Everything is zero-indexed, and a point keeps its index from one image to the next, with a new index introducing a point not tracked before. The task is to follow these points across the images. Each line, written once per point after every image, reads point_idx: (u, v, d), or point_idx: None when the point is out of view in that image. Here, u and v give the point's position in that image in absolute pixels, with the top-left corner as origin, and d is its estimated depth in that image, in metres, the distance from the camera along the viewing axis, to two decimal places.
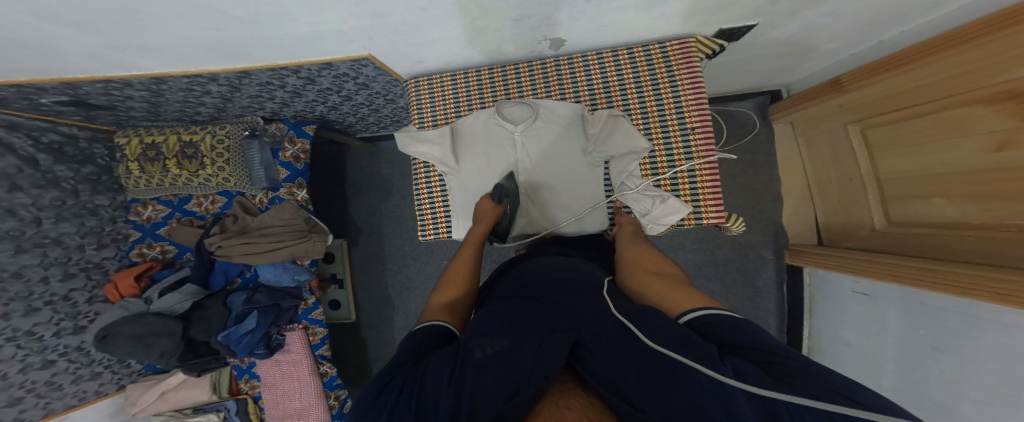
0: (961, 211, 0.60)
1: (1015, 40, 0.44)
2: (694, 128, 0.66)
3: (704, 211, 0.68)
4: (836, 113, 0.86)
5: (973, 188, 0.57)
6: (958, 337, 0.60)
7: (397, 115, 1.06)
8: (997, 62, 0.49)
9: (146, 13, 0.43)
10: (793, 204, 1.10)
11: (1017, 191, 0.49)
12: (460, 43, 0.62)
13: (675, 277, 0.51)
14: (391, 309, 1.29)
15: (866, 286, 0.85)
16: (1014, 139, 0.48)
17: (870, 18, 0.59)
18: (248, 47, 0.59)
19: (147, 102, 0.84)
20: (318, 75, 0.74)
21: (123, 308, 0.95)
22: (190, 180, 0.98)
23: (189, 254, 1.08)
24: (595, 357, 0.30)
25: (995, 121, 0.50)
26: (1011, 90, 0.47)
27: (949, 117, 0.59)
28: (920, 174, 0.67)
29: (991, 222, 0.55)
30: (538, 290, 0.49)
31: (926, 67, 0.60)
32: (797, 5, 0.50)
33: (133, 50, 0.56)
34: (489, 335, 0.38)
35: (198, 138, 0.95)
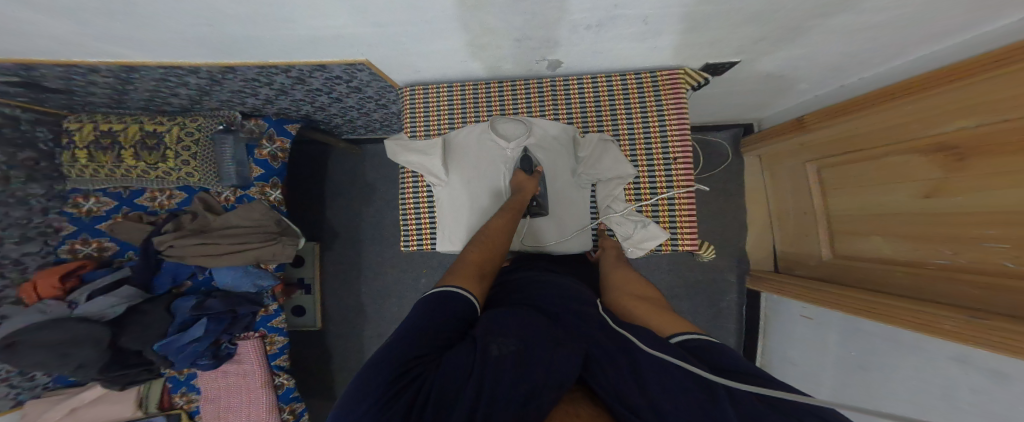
0: (893, 249, 0.68)
1: (950, 95, 0.52)
2: (677, 159, 0.69)
3: (679, 238, 0.72)
4: (799, 151, 0.93)
5: (904, 228, 0.65)
6: (884, 359, 0.67)
7: (387, 120, 1.05)
8: (932, 115, 0.57)
9: (135, 6, 0.42)
10: (756, 233, 1.17)
11: (943, 232, 0.56)
12: (462, 57, 0.63)
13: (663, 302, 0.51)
14: (360, 319, 1.22)
15: (810, 310, 0.92)
16: (942, 187, 0.56)
17: (841, 64, 0.66)
18: (240, 45, 0.58)
19: (113, 89, 0.78)
20: (309, 75, 0.73)
21: (40, 312, 0.82)
22: (147, 173, 0.90)
23: (132, 252, 0.96)
24: (602, 366, 0.31)
25: (929, 171, 0.58)
26: (946, 143, 0.55)
27: (889, 163, 0.67)
28: (864, 212, 0.75)
29: (917, 258, 0.63)
30: (528, 301, 0.47)
31: (868, 115, 0.68)
32: (778, 45, 0.56)
33: (115, 41, 0.54)
34: (496, 329, 0.35)
35: (163, 129, 0.89)
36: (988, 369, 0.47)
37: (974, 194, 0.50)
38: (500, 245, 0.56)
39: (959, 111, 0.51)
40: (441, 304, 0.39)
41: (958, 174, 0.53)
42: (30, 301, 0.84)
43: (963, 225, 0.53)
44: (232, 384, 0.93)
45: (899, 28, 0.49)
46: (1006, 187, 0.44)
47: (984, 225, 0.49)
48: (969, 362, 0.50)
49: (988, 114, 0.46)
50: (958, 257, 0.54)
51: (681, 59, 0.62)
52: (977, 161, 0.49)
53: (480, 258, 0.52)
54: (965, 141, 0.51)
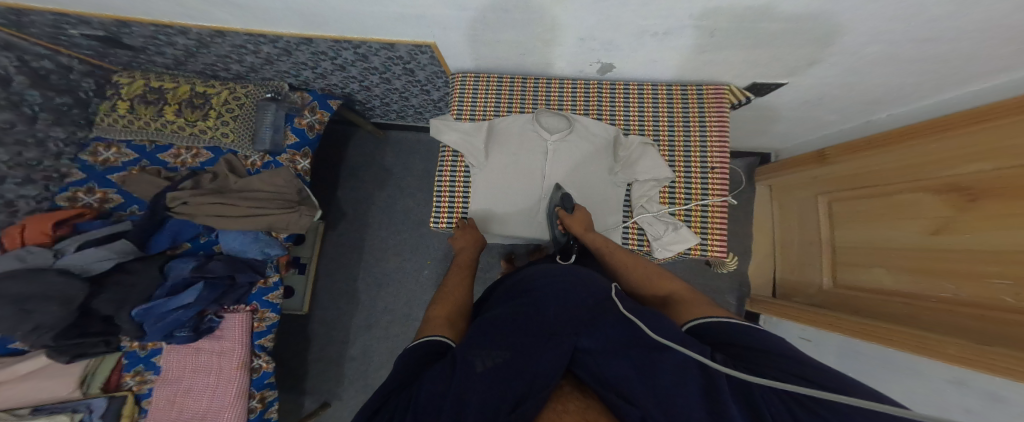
0: (895, 280, 0.70)
1: (976, 136, 0.58)
2: (714, 169, 0.74)
3: (709, 243, 0.74)
4: (813, 183, 0.98)
5: (900, 260, 0.69)
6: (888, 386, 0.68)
7: (424, 109, 1.10)
8: (940, 158, 0.64)
9: None
10: (759, 260, 1.17)
11: (940, 268, 0.60)
12: (524, 48, 0.71)
13: (687, 297, 0.50)
14: (350, 308, 1.13)
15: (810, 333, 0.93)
16: (945, 227, 0.61)
17: (863, 98, 0.75)
18: (329, 20, 0.66)
19: (184, 51, 0.83)
20: (374, 53, 0.79)
21: (18, 259, 0.74)
22: (183, 129, 0.89)
23: (136, 207, 0.90)
24: (594, 359, 0.33)
25: (937, 210, 0.63)
26: (957, 183, 0.61)
27: (893, 200, 0.73)
28: (865, 246, 0.78)
29: (918, 292, 0.65)
30: (536, 293, 0.45)
31: (895, 151, 0.74)
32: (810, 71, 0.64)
33: (228, 6, 0.64)
34: (485, 342, 0.35)
35: (213, 91, 0.92)
36: (984, 390, 0.49)
37: (978, 232, 0.55)
38: (465, 293, 0.58)
39: (973, 154, 0.58)
40: (423, 346, 0.39)
41: (964, 214, 0.58)
42: (11, 244, 0.78)
43: (954, 254, 0.58)
44: (205, 363, 0.85)
45: (888, 64, 0.59)
46: (1012, 227, 0.49)
47: (985, 262, 0.52)
48: (968, 386, 0.52)
49: (990, 163, 0.54)
50: (957, 292, 0.57)
51: (726, 75, 0.71)
52: (981, 201, 0.55)
53: (453, 304, 0.53)
54: (971, 182, 0.58)
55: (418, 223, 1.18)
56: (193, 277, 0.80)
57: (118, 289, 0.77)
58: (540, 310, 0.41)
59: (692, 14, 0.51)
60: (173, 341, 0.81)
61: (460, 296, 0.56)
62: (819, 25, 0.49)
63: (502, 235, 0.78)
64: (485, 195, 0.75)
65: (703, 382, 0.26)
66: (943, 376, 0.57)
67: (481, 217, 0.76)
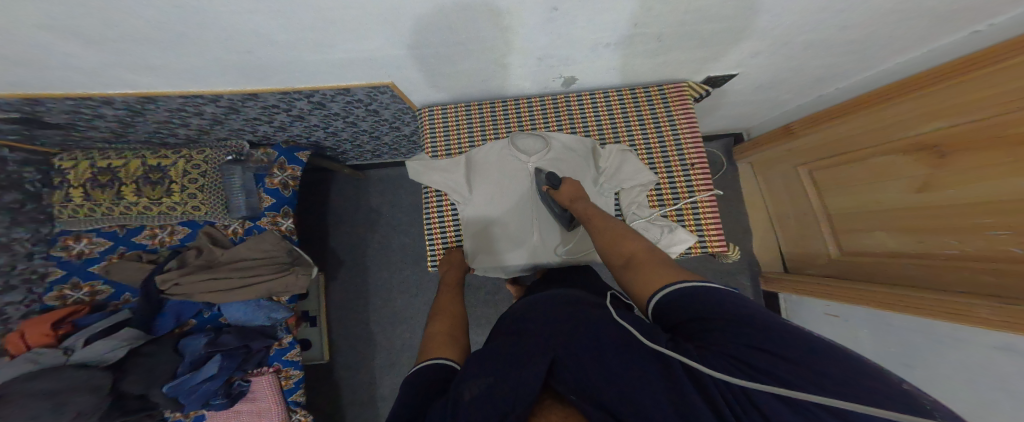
0: (897, 241, 0.72)
1: (945, 93, 0.57)
2: (694, 165, 0.70)
3: (707, 240, 0.69)
4: (789, 155, 0.98)
5: (904, 222, 0.69)
6: (926, 356, 0.65)
7: (397, 143, 1.07)
8: (912, 117, 0.64)
9: (182, 36, 0.46)
10: (761, 236, 1.16)
11: (936, 224, 0.63)
12: (485, 74, 0.67)
13: (646, 257, 0.43)
14: (369, 351, 1.16)
15: (835, 307, 0.88)
16: (930, 182, 0.63)
17: (818, 77, 0.73)
18: (266, 70, 0.60)
19: (119, 122, 0.76)
20: (330, 99, 0.74)
21: (30, 361, 0.72)
22: (148, 209, 0.85)
23: (130, 294, 0.89)
24: (570, 368, 0.29)
25: (914, 168, 0.65)
26: (923, 143, 0.63)
27: (875, 164, 0.73)
28: (859, 211, 0.80)
29: (920, 251, 0.67)
30: (523, 315, 0.41)
31: (851, 121, 0.76)
32: (773, 61, 0.63)
33: (141, 69, 0.55)
34: (475, 364, 0.33)
35: (168, 162, 0.87)
36: None
37: (959, 186, 0.58)
38: (455, 302, 0.58)
39: (945, 110, 0.58)
40: (426, 374, 0.37)
41: (942, 169, 0.60)
42: (14, 351, 0.76)
43: (962, 209, 0.57)
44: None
45: (875, 33, 0.55)
46: (992, 177, 0.52)
47: (977, 214, 0.55)
48: (1014, 351, 0.49)
49: (981, 111, 0.52)
50: (963, 246, 0.58)
51: (683, 73, 0.68)
52: (955, 155, 0.57)
53: (452, 320, 0.52)
54: (943, 139, 0.59)
55: (419, 259, 1.20)
56: (209, 351, 0.82)
57: (140, 369, 0.77)
58: (522, 332, 0.36)
59: (629, 21, 0.49)
60: (212, 408, 0.85)
61: (456, 308, 0.56)
62: (792, 11, 0.46)
63: (523, 262, 0.72)
64: (476, 242, 0.72)
65: (667, 378, 0.25)
66: (979, 341, 0.55)
67: (493, 266, 0.73)
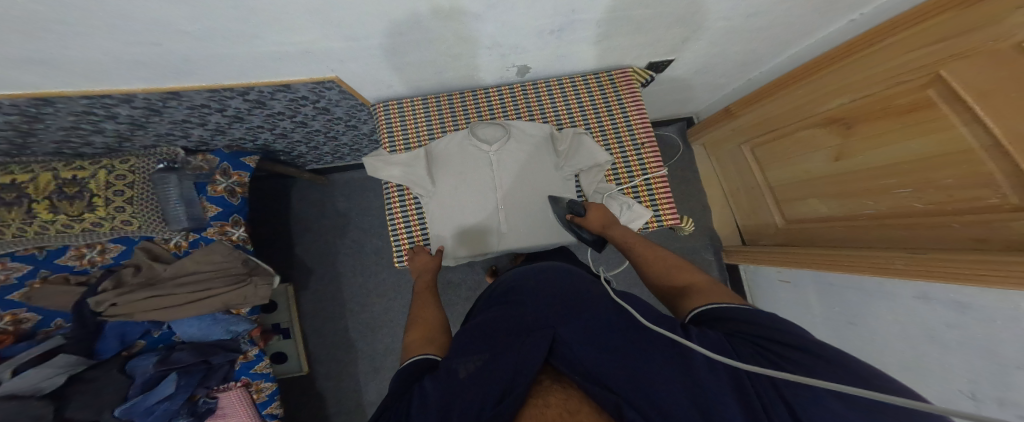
0: (828, 207, 0.79)
1: (844, 71, 0.64)
2: (644, 145, 0.73)
3: (662, 213, 0.72)
4: (732, 136, 1.05)
5: (828, 189, 0.77)
6: (866, 304, 0.73)
7: (356, 143, 1.03)
8: (822, 95, 0.70)
9: (67, 27, 0.40)
10: (717, 212, 1.24)
11: (858, 187, 0.69)
12: (435, 66, 0.65)
13: (702, 285, 0.45)
14: (352, 356, 1.15)
15: (786, 273, 0.98)
16: (844, 152, 0.70)
17: (752, 60, 0.78)
18: (189, 64, 0.54)
19: (17, 131, 0.66)
20: (271, 97, 0.69)
21: None
22: (69, 227, 0.76)
23: (61, 319, 0.81)
24: (574, 348, 0.31)
25: (829, 139, 0.72)
26: (837, 116, 0.69)
27: (801, 136, 0.80)
28: (795, 181, 0.87)
29: (847, 213, 0.75)
30: (517, 291, 0.43)
31: (778, 100, 0.80)
32: (709, 45, 0.67)
33: (29, 67, 0.48)
34: (469, 348, 0.35)
35: (85, 174, 0.78)
36: (949, 302, 0.55)
37: (869, 152, 0.64)
38: (431, 306, 0.56)
39: (847, 87, 0.64)
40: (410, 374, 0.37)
41: (852, 138, 0.67)
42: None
43: (871, 179, 0.66)
44: None
45: (798, 16, 0.59)
46: (890, 142, 0.59)
47: (886, 177, 0.62)
48: (948, 299, 0.55)
49: (875, 87, 0.59)
50: (878, 206, 0.66)
51: (626, 59, 0.70)
52: (862, 126, 0.64)
53: (425, 323, 0.51)
54: (851, 113, 0.65)
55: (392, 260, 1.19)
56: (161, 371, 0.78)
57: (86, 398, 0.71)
58: (521, 309, 0.39)
59: (568, 8, 0.49)
60: None
61: (433, 312, 0.54)
62: None
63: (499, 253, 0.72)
64: (450, 234, 0.71)
65: (695, 371, 0.26)
66: (902, 293, 0.64)
67: (469, 256, 0.73)
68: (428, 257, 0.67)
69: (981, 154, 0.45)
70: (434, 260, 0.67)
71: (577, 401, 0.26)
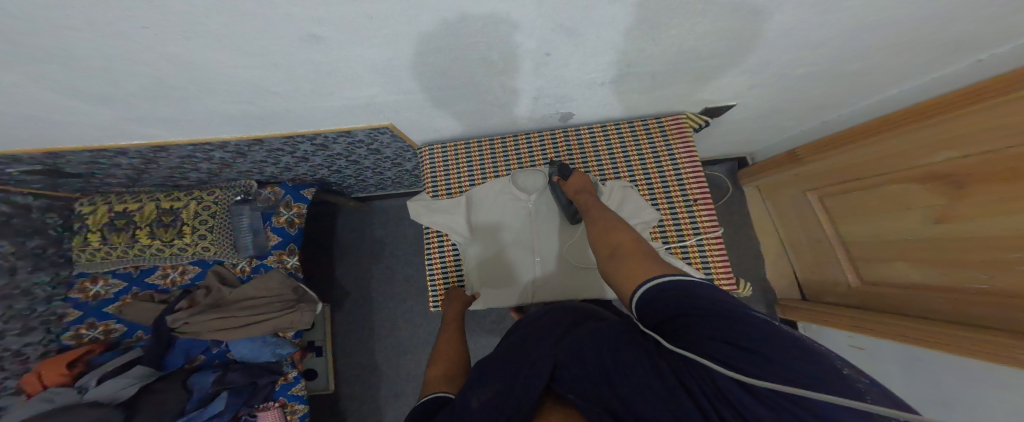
0: (922, 273, 0.68)
1: (952, 121, 0.56)
2: (697, 200, 0.68)
3: (715, 278, 0.66)
4: (796, 180, 0.97)
5: (926, 254, 0.66)
6: (970, 395, 0.59)
7: (400, 178, 1.10)
8: (925, 146, 0.63)
9: (185, 91, 0.49)
10: (773, 261, 1.12)
11: (966, 256, 0.59)
12: (483, 113, 0.68)
13: (633, 249, 0.46)
14: (376, 389, 1.15)
15: (859, 339, 0.84)
16: (950, 213, 0.60)
17: (814, 103, 0.73)
18: (272, 118, 0.62)
19: (134, 169, 0.79)
20: (333, 141, 0.76)
21: (46, 401, 0.72)
22: (162, 251, 0.88)
23: (141, 331, 0.89)
24: (569, 370, 0.29)
25: (930, 198, 0.63)
26: (939, 172, 0.61)
27: (890, 192, 0.71)
28: (878, 239, 0.76)
29: (948, 284, 0.63)
30: (529, 324, 0.42)
31: (872, 144, 0.72)
32: (769, 91, 0.64)
33: (149, 121, 0.58)
34: (479, 377, 0.34)
35: (181, 204, 0.91)
36: None
37: (984, 219, 0.55)
38: (453, 342, 0.55)
39: (956, 138, 0.57)
40: (425, 409, 0.37)
41: (962, 199, 0.58)
42: (30, 391, 0.76)
43: (982, 247, 0.56)
44: None
45: (874, 62, 0.55)
46: (1008, 210, 0.50)
47: (1003, 249, 0.52)
48: None
49: (995, 142, 0.51)
50: (993, 282, 0.55)
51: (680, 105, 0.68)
52: (974, 186, 0.56)
53: (451, 360, 0.50)
54: (962, 170, 0.57)
55: (422, 293, 1.20)
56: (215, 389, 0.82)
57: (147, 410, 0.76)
58: (528, 339, 0.37)
59: (619, 62, 0.50)
60: None
61: (455, 349, 0.53)
62: (783, 47, 0.47)
63: (529, 299, 0.70)
64: (482, 276, 0.71)
65: (657, 373, 0.25)
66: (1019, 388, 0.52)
67: (498, 301, 0.70)
68: (460, 292, 0.68)
69: None
70: (468, 297, 0.67)
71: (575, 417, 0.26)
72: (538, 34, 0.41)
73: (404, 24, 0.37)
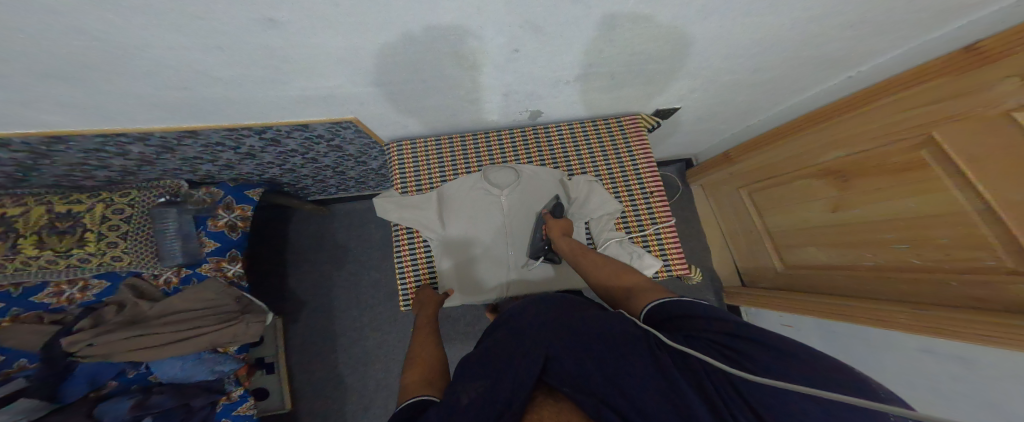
0: (826, 255, 0.81)
1: (842, 125, 0.69)
2: (653, 193, 0.75)
3: (672, 264, 0.72)
4: (730, 179, 1.10)
5: (827, 238, 0.80)
6: (871, 352, 0.73)
7: (363, 176, 1.04)
8: (820, 146, 0.75)
9: (97, 72, 0.42)
10: (717, 253, 1.25)
11: (855, 237, 0.72)
12: (452, 109, 0.68)
13: (641, 285, 0.47)
14: (337, 407, 1.05)
15: (786, 316, 0.98)
16: (842, 203, 0.74)
17: (747, 108, 0.84)
18: (211, 107, 0.55)
19: (19, 166, 0.65)
20: (286, 136, 0.70)
21: None
22: (54, 263, 0.73)
23: (25, 360, 0.72)
24: (563, 362, 0.30)
25: (826, 191, 0.77)
26: (832, 168, 0.74)
27: (800, 186, 0.84)
28: (792, 227, 0.90)
29: (847, 262, 0.77)
30: (511, 320, 0.41)
31: (784, 147, 0.85)
32: (711, 95, 0.73)
33: (51, 107, 0.49)
34: (464, 377, 0.33)
35: (82, 207, 0.76)
36: None
37: (867, 206, 0.68)
38: (428, 344, 0.53)
39: (849, 138, 0.69)
40: (406, 413, 0.35)
41: (848, 191, 0.71)
42: None
43: (863, 231, 0.70)
44: None
45: (786, 74, 0.66)
46: (886, 198, 0.64)
47: (883, 230, 0.66)
48: (939, 351, 0.58)
49: (872, 143, 0.64)
50: (877, 258, 0.69)
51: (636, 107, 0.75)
52: (857, 180, 0.69)
53: (430, 364, 0.47)
54: (844, 166, 0.71)
55: (389, 299, 1.14)
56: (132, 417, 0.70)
57: None
58: (519, 333, 0.37)
59: (584, 61, 0.53)
60: None
61: (432, 352, 0.51)
62: (721, 54, 0.55)
63: (504, 292, 0.71)
64: (460, 280, 0.70)
65: (665, 378, 0.27)
66: (905, 343, 0.64)
67: (474, 298, 0.70)
68: (431, 292, 0.66)
69: (973, 214, 0.50)
70: (440, 297, 0.65)
71: (567, 415, 0.27)
72: (507, 29, 0.43)
73: (373, 14, 0.37)
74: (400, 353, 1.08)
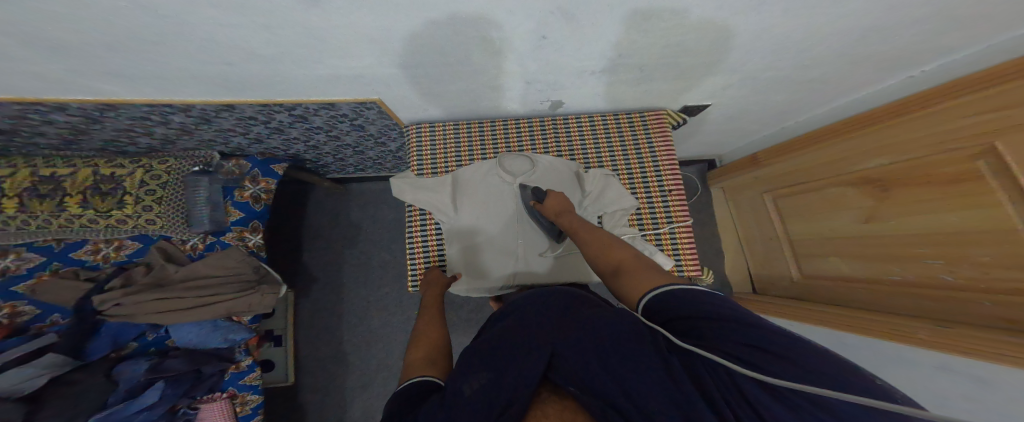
0: (850, 266, 0.77)
1: (892, 131, 0.65)
2: (671, 190, 0.73)
3: (683, 263, 0.70)
4: (756, 184, 1.06)
5: (855, 249, 0.75)
6: None
7: (382, 158, 1.06)
8: (857, 154, 0.73)
9: (150, 47, 0.45)
10: (731, 259, 1.20)
11: (885, 251, 0.68)
12: (474, 94, 0.69)
13: (634, 264, 0.44)
14: (337, 385, 1.07)
15: None
16: (875, 213, 0.69)
17: (780, 108, 0.81)
18: (247, 83, 0.59)
19: (72, 129, 0.69)
20: (314, 114, 0.73)
21: None
22: (94, 222, 0.78)
23: (58, 315, 0.76)
24: (568, 359, 0.28)
25: (860, 200, 0.73)
26: (871, 177, 0.70)
27: (829, 195, 0.80)
28: (817, 237, 0.85)
29: (872, 276, 0.72)
30: (519, 310, 0.39)
31: (819, 151, 0.82)
32: (740, 93, 0.71)
33: (110, 78, 0.53)
34: (472, 363, 0.32)
35: (124, 171, 0.81)
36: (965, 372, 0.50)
37: (906, 219, 0.64)
38: (435, 324, 0.52)
39: (889, 147, 0.66)
40: (410, 392, 0.34)
41: (887, 202, 0.67)
42: None
43: (894, 246, 0.66)
44: None
45: (828, 72, 0.63)
46: (926, 211, 0.60)
47: (916, 245, 0.62)
48: None
49: (921, 152, 0.60)
50: (906, 274, 0.65)
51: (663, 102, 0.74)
52: (897, 190, 0.65)
53: (434, 344, 0.47)
54: (888, 175, 0.67)
55: (397, 283, 1.15)
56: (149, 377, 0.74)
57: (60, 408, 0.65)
58: (524, 321, 0.35)
59: (613, 51, 0.53)
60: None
61: (438, 330, 0.51)
62: (760, 48, 0.53)
63: (509, 280, 0.70)
64: (466, 265, 0.70)
65: (671, 377, 0.24)
66: None
67: (479, 285, 0.70)
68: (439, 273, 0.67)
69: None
70: (447, 279, 0.65)
71: (573, 413, 0.25)
72: (537, 15, 0.43)
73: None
74: (403, 338, 1.09)
